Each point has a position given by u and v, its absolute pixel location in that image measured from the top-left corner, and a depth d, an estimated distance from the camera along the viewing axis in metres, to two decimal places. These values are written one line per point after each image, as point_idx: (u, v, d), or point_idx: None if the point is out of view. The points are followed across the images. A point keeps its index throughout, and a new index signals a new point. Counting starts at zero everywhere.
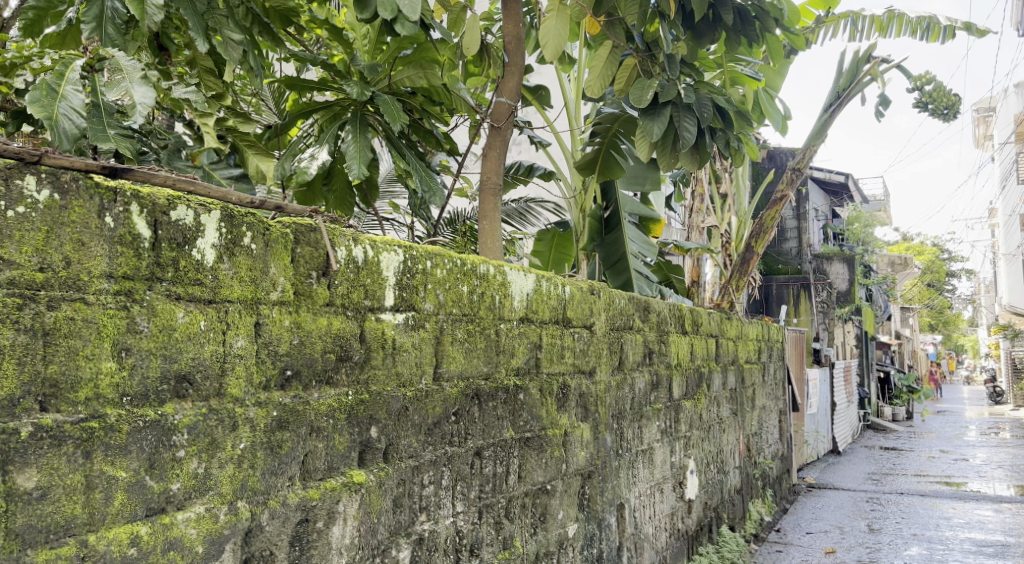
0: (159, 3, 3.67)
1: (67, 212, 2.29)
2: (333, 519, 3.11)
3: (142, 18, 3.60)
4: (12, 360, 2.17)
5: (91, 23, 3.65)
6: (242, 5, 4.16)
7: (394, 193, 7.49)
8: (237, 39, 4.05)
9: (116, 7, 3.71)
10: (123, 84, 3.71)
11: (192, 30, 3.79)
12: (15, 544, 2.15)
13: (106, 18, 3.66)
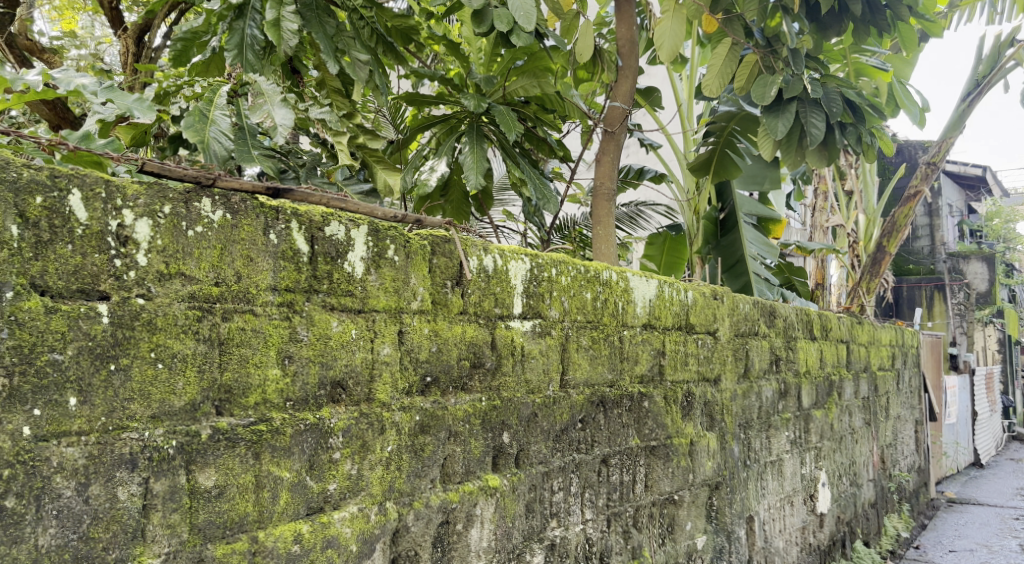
0: (294, 28, 3.89)
1: (238, 230, 2.47)
2: (471, 522, 3.21)
3: (278, 42, 3.84)
4: (195, 367, 2.35)
5: (232, 50, 3.99)
6: (368, 25, 4.33)
7: (503, 200, 7.52)
8: (365, 59, 4.22)
9: (255, 32, 4.01)
10: (265, 107, 3.88)
11: (325, 52, 4.00)
12: (198, 538, 2.33)
13: (246, 45, 3.99)
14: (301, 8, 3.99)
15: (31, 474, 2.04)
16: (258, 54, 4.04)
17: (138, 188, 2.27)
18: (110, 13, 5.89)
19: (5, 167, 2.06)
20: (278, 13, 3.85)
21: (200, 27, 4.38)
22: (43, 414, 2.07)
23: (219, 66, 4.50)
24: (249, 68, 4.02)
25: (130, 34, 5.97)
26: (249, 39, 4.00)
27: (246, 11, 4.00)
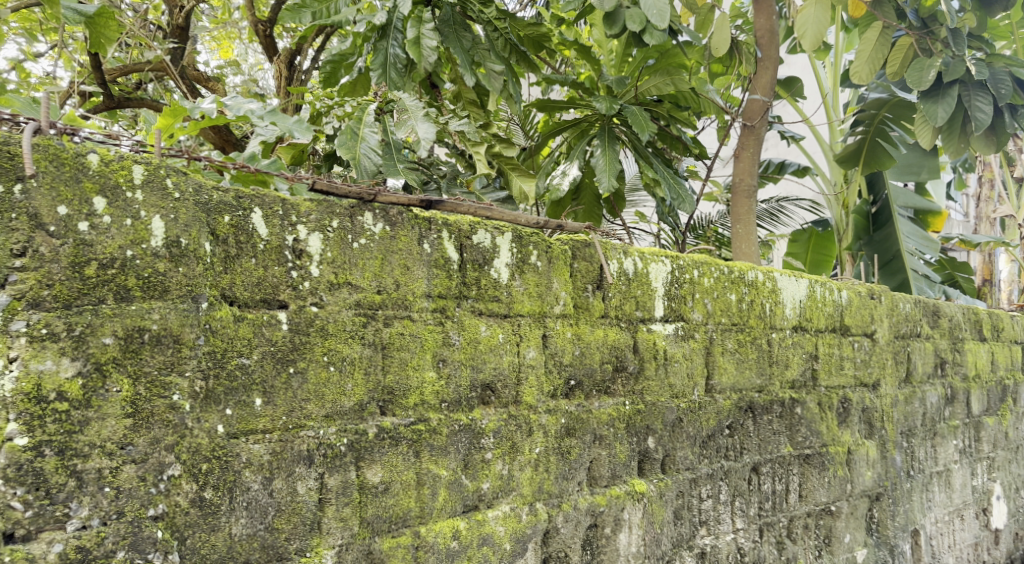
0: (433, 45, 4.05)
1: (396, 241, 2.61)
2: (620, 527, 3.23)
3: (419, 60, 3.99)
4: (361, 369, 2.51)
5: (377, 70, 4.16)
6: (501, 36, 4.37)
7: (637, 202, 7.45)
8: (500, 69, 4.29)
9: (397, 51, 4.19)
10: (409, 123, 3.95)
11: (462, 66, 4.14)
12: (367, 531, 2.48)
13: (389, 63, 4.17)
14: (439, 25, 4.18)
15: (225, 468, 2.22)
16: (400, 72, 4.22)
17: (310, 205, 2.44)
18: (263, 40, 6.15)
19: (198, 190, 2.24)
20: (418, 31, 4.04)
21: (347, 49, 4.49)
22: (234, 414, 2.25)
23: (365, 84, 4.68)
24: (393, 86, 4.20)
25: (282, 58, 6.21)
26: (393, 59, 4.19)
27: (388, 30, 4.17)
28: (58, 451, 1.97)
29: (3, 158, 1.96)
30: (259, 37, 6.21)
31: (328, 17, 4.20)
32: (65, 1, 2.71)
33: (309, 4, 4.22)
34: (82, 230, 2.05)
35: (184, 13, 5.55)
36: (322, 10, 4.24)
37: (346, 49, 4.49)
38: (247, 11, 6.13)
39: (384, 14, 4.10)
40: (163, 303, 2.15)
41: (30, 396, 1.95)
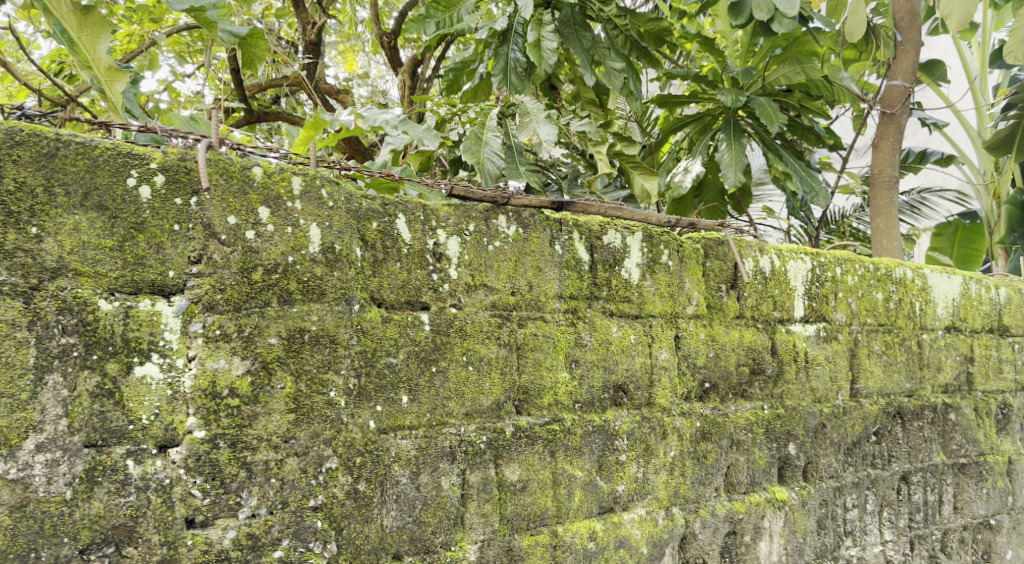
0: (553, 47, 3.96)
1: (529, 243, 2.69)
2: (760, 535, 3.15)
3: (539, 62, 3.93)
4: (498, 369, 2.59)
5: (497, 75, 3.99)
6: (622, 33, 4.20)
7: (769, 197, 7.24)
8: (619, 67, 4.12)
9: (518, 56, 4.01)
10: (530, 125, 3.84)
11: (583, 66, 3.98)
12: (507, 528, 2.57)
13: (509, 68, 3.99)
14: (559, 25, 4.05)
15: (377, 461, 2.32)
16: (522, 77, 4.04)
17: (448, 210, 2.54)
18: (388, 52, 6.06)
19: (349, 199, 2.35)
20: (540, 33, 3.96)
21: (470, 56, 4.37)
22: (383, 410, 2.35)
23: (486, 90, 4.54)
24: (514, 91, 4.01)
25: (406, 68, 6.12)
26: (513, 63, 4.00)
27: (510, 35, 4.00)
28: (230, 444, 2.10)
29: (182, 173, 2.10)
30: (383, 48, 6.15)
31: (451, 25, 4.04)
32: (222, 25, 2.88)
33: (432, 13, 4.06)
34: (249, 238, 2.18)
35: (315, 29, 5.58)
36: (446, 18, 4.08)
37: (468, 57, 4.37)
38: (373, 24, 6.16)
39: (505, 19, 3.99)
40: (320, 305, 2.26)
41: (206, 393, 2.09)
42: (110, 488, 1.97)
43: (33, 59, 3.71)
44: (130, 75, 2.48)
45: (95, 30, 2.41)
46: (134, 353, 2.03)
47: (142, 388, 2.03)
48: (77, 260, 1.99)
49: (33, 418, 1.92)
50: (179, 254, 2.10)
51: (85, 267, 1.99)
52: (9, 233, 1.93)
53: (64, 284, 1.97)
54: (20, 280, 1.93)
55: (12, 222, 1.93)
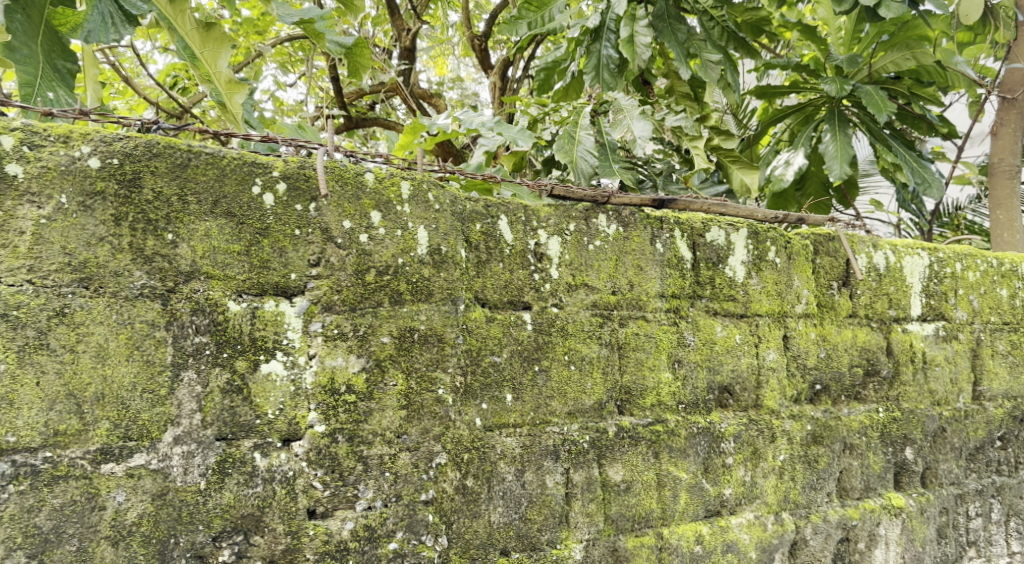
0: (647, 40, 3.63)
1: (630, 242, 2.69)
2: (875, 542, 3.05)
3: (633, 59, 3.62)
4: (600, 368, 2.60)
5: (590, 73, 3.74)
6: (718, 24, 3.83)
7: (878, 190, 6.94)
8: (717, 59, 3.80)
9: (611, 52, 3.72)
10: (625, 122, 3.63)
11: (678, 59, 3.71)
12: (612, 528, 2.57)
13: (603, 65, 3.73)
14: (652, 19, 3.77)
15: (483, 458, 2.37)
16: (615, 74, 3.75)
17: (549, 210, 2.57)
18: (478, 55, 5.78)
19: (454, 201, 2.41)
20: (632, 28, 3.64)
21: (560, 55, 4.05)
22: (488, 408, 2.40)
23: (578, 88, 4.19)
24: (607, 89, 3.73)
25: (497, 70, 5.76)
26: (606, 60, 3.72)
27: (601, 31, 3.71)
28: (348, 438, 2.18)
29: (301, 180, 2.19)
30: (474, 50, 5.84)
31: (543, 25, 3.87)
32: (329, 36, 2.98)
33: (523, 14, 3.88)
34: (363, 241, 2.25)
35: (410, 35, 5.49)
36: (537, 18, 3.89)
37: (560, 56, 4.05)
38: (465, 28, 6.07)
39: (597, 14, 3.71)
40: (428, 305, 2.33)
41: (326, 389, 2.17)
42: (240, 479, 2.07)
43: (150, 73, 3.91)
44: (249, 87, 2.61)
45: (216, 46, 2.55)
46: (261, 351, 2.12)
47: (268, 384, 2.12)
48: (209, 264, 2.09)
49: (172, 413, 2.02)
50: (300, 257, 2.19)
51: (216, 271, 2.09)
52: (148, 240, 2.02)
53: (197, 286, 2.07)
54: (159, 283, 2.03)
55: (151, 230, 2.03)
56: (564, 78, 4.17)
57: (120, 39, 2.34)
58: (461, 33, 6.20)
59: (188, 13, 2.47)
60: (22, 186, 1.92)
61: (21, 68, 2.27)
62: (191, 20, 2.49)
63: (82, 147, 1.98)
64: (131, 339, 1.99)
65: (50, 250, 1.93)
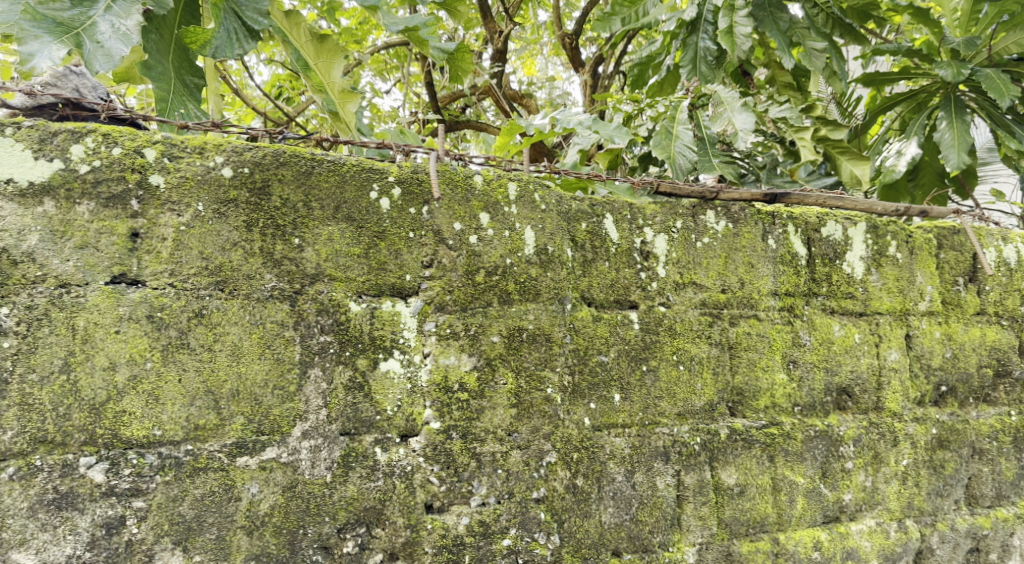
0: (748, 30, 3.46)
1: (740, 238, 2.64)
2: (1008, 553, 2.90)
3: (732, 50, 3.45)
4: (710, 369, 2.57)
5: (686, 66, 3.59)
6: (823, 11, 3.61)
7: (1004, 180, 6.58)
8: (821, 48, 3.53)
9: (710, 43, 3.56)
10: (725, 115, 3.45)
11: (782, 50, 3.46)
12: (725, 533, 2.54)
13: (699, 58, 3.56)
14: (752, 8, 3.51)
15: (593, 458, 2.37)
16: (712, 67, 3.58)
17: (655, 208, 2.55)
18: (568, 54, 5.47)
19: (560, 201, 2.42)
20: (732, 19, 3.48)
21: (655, 50, 3.85)
22: (597, 408, 2.40)
23: (674, 83, 3.95)
24: (705, 82, 3.57)
25: (588, 69, 5.43)
26: (704, 52, 3.55)
27: (698, 23, 3.57)
28: (462, 435, 2.23)
29: (415, 185, 2.25)
30: (564, 49, 5.52)
31: (637, 21, 3.72)
32: (433, 42, 3.00)
33: (616, 10, 3.74)
34: (473, 242, 2.29)
35: (502, 37, 5.36)
36: (631, 13, 3.74)
37: (655, 50, 3.85)
38: (555, 27, 5.90)
39: (695, 6, 3.56)
40: (536, 305, 2.34)
41: (440, 386, 2.23)
42: (362, 473, 2.14)
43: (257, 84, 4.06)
44: (361, 96, 2.69)
45: (329, 57, 2.62)
46: (379, 350, 2.19)
47: (386, 382, 2.19)
48: (332, 267, 2.17)
49: (300, 408, 2.11)
50: (414, 259, 2.25)
51: (338, 273, 2.17)
52: (276, 244, 2.11)
53: (321, 288, 2.15)
54: (287, 285, 2.12)
55: (279, 235, 2.12)
56: (659, 72, 3.94)
57: (245, 52, 2.45)
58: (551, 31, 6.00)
59: (302, 26, 2.56)
60: (164, 196, 2.03)
61: (155, 84, 2.41)
62: (305, 33, 2.59)
63: (216, 157, 2.06)
64: (262, 339, 2.09)
65: (189, 255, 2.03)
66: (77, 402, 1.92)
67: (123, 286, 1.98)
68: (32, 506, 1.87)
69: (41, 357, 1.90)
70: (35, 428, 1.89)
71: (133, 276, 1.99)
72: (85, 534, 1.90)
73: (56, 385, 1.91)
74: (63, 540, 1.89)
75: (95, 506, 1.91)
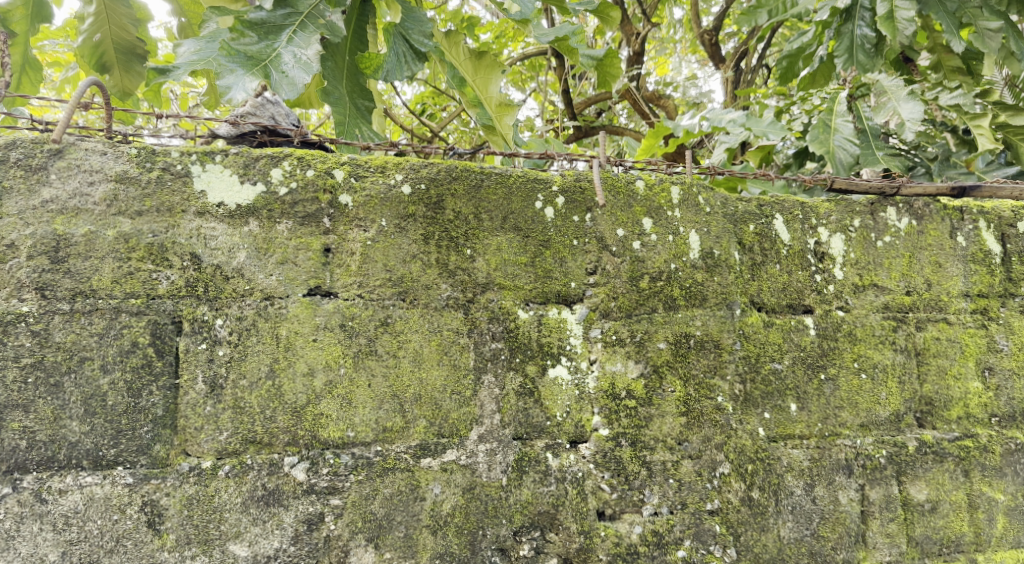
0: (912, 13, 3.02)
1: (925, 236, 2.50)
2: None
3: (894, 38, 3.02)
4: (896, 378, 2.45)
5: (841, 57, 3.24)
6: None
7: None
8: (996, 27, 3.15)
9: (867, 30, 3.22)
10: (890, 105, 3.27)
11: (950, 32, 3.07)
12: (917, 551, 2.40)
13: (857, 46, 3.21)
14: None
15: (769, 470, 2.30)
16: (872, 55, 3.23)
17: (829, 206, 2.46)
18: (708, 50, 5.23)
19: (725, 203, 2.38)
20: (891, 2, 3.04)
21: (806, 42, 3.51)
22: (772, 418, 2.33)
23: (829, 75, 3.63)
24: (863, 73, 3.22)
25: (730, 64, 5.15)
26: (861, 40, 3.22)
27: (854, 10, 3.22)
28: (631, 442, 2.22)
29: (578, 193, 2.27)
30: (704, 45, 5.27)
31: (785, 12, 3.53)
32: (582, 51, 2.99)
33: (765, 2, 3.59)
34: (636, 248, 2.29)
35: (639, 39, 5.26)
36: (780, 4, 3.57)
37: (806, 42, 3.54)
38: (692, 23, 5.66)
39: None
40: (703, 310, 2.31)
41: (608, 393, 2.23)
42: (535, 478, 2.18)
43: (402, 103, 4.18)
44: (518, 109, 2.73)
45: (487, 72, 2.70)
46: (547, 357, 2.22)
47: (555, 388, 2.22)
48: (501, 276, 2.22)
49: (476, 412, 2.18)
50: (579, 266, 2.27)
51: (507, 282, 2.22)
52: (451, 256, 2.19)
53: (492, 296, 2.21)
54: (461, 294, 2.19)
55: (453, 246, 2.20)
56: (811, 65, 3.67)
57: (413, 74, 2.56)
58: (688, 29, 5.77)
59: (462, 45, 2.67)
60: (352, 213, 2.15)
61: (334, 109, 2.56)
62: (464, 51, 2.69)
63: (397, 175, 2.17)
64: (440, 345, 2.17)
65: (375, 268, 2.15)
66: (281, 405, 2.07)
67: (319, 297, 2.12)
68: (245, 502, 2.03)
69: (251, 364, 2.06)
70: (246, 429, 2.05)
71: (327, 288, 2.13)
72: (290, 528, 2.04)
73: (263, 389, 2.06)
74: (271, 533, 2.03)
75: (298, 503, 2.05)
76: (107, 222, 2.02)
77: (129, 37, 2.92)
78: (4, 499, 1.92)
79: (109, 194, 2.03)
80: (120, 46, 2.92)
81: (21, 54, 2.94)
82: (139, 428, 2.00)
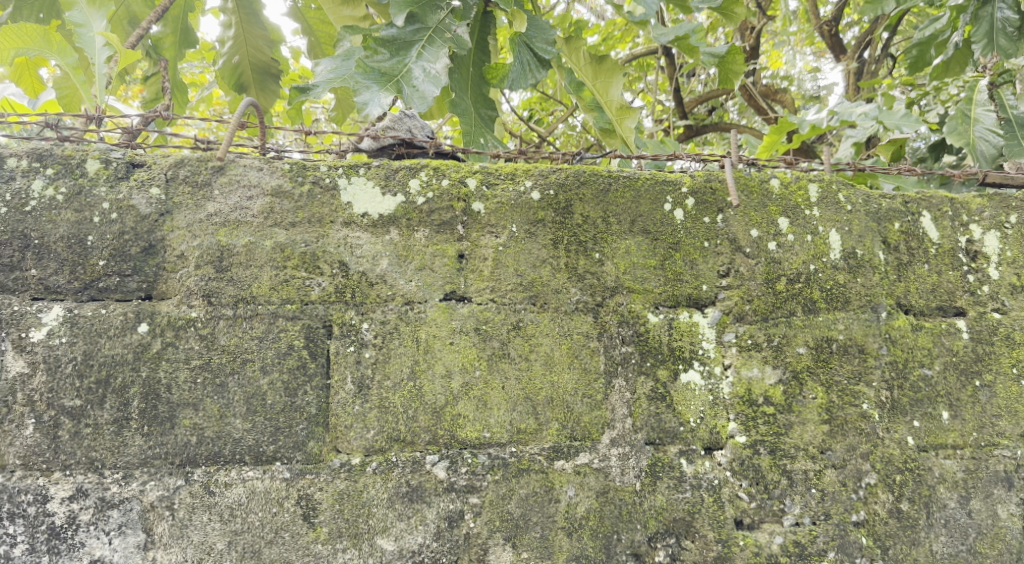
0: None
1: None
2: None
3: None
4: None
5: (980, 42, 3.05)
6: None
7: None
8: None
9: (1009, 13, 3.01)
10: None
11: None
12: None
13: (998, 30, 3.01)
14: None
15: (919, 481, 2.19)
16: (1016, 38, 3.01)
17: (982, 201, 2.33)
18: (828, 42, 5.04)
19: (868, 200, 2.28)
20: None
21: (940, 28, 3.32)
22: (922, 426, 2.22)
23: (965, 61, 3.43)
24: (1005, 58, 3.02)
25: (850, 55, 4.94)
26: (1002, 23, 3.01)
27: None
28: (770, 450, 2.17)
29: (709, 194, 2.24)
30: (823, 37, 5.09)
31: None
32: (702, 49, 2.93)
33: None
34: (772, 249, 2.23)
35: (753, 34, 5.12)
36: None
37: (939, 28, 3.33)
38: (808, 15, 5.47)
39: None
40: (846, 313, 2.22)
41: (744, 399, 2.19)
42: (670, 484, 2.16)
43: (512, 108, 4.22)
44: (638, 112, 2.72)
45: (607, 76, 2.71)
46: (679, 361, 2.20)
47: (688, 393, 2.19)
48: (630, 279, 2.22)
49: (608, 416, 2.18)
50: (710, 269, 2.23)
51: (636, 285, 2.22)
52: (579, 260, 2.21)
53: (621, 300, 2.21)
54: (590, 298, 2.20)
55: (581, 251, 2.21)
56: (944, 52, 3.47)
57: (538, 82, 2.60)
58: (805, 20, 5.58)
59: (582, 50, 2.68)
60: (484, 220, 2.20)
61: (460, 119, 2.62)
62: (584, 56, 2.70)
63: (526, 181, 2.21)
64: (571, 349, 2.19)
65: (506, 273, 2.19)
66: (422, 406, 2.14)
67: (454, 301, 2.18)
68: (391, 497, 2.11)
69: (394, 366, 2.14)
70: (391, 428, 2.13)
71: (462, 293, 2.18)
72: (433, 525, 2.11)
73: (405, 390, 2.14)
74: (415, 529, 2.10)
75: (440, 500, 2.11)
76: (264, 233, 2.15)
77: (264, 57, 3.09)
78: (178, 490, 2.06)
79: (266, 207, 2.16)
80: (256, 66, 3.11)
81: (171, 77, 3.17)
82: (296, 426, 2.11)
